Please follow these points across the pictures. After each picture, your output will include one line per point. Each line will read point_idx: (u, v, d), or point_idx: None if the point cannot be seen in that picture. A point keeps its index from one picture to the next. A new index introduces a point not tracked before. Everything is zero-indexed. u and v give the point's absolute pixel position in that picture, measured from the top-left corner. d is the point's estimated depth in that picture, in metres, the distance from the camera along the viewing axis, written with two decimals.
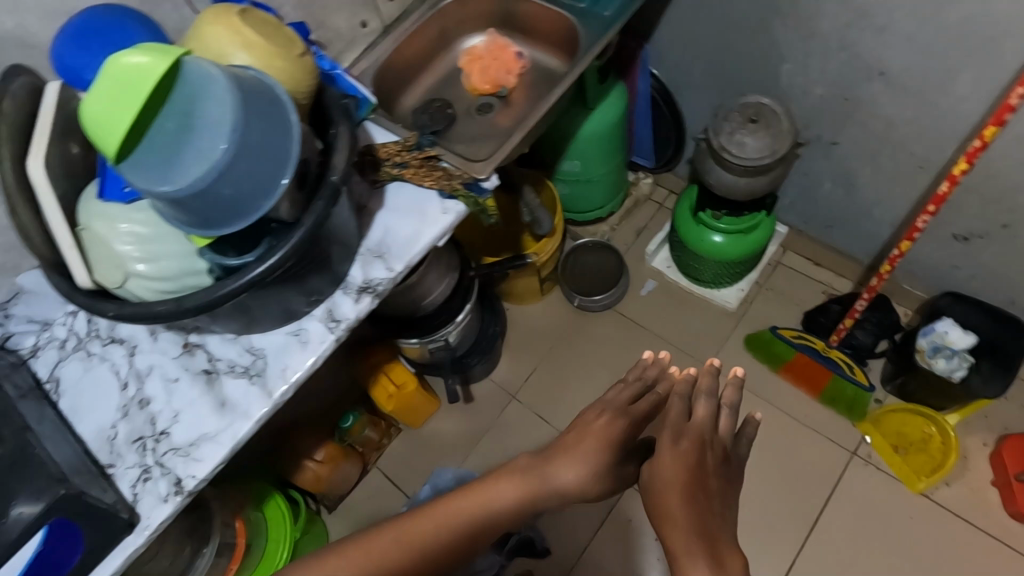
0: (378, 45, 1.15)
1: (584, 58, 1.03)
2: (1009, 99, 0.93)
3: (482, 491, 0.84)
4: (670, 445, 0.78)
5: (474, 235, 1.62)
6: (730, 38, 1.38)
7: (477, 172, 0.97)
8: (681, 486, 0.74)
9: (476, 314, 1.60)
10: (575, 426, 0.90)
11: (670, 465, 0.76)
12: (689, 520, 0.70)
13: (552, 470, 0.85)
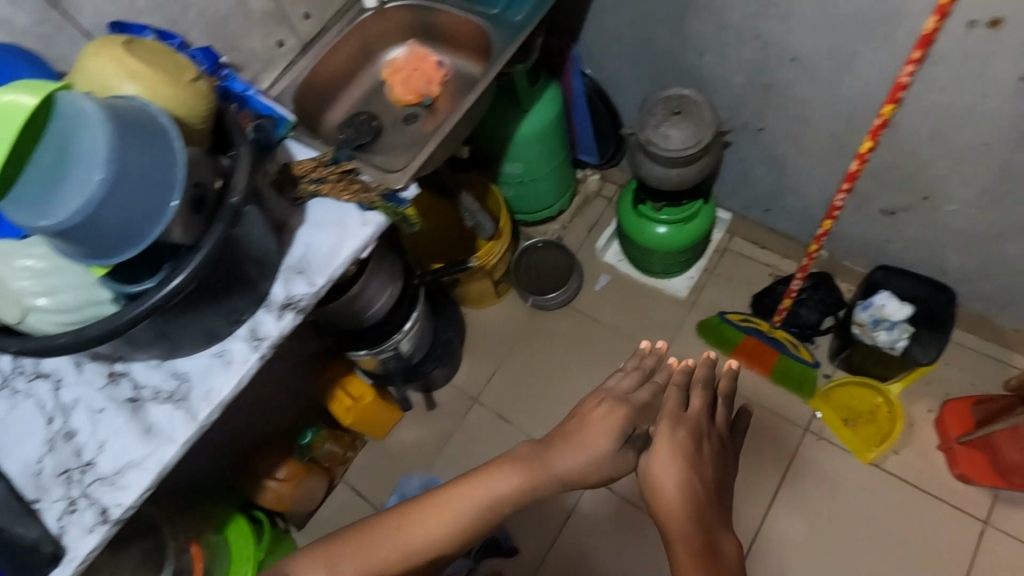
0: (297, 63, 1.16)
1: (495, 63, 1.06)
2: (900, 78, 0.95)
3: (484, 482, 0.90)
4: (673, 439, 0.89)
5: (422, 243, 1.64)
6: (651, 34, 1.41)
7: (393, 184, 0.98)
8: (680, 475, 0.86)
9: (428, 320, 1.62)
10: (581, 412, 0.95)
11: (670, 457, 0.87)
12: (688, 507, 0.84)
13: (557, 460, 0.90)
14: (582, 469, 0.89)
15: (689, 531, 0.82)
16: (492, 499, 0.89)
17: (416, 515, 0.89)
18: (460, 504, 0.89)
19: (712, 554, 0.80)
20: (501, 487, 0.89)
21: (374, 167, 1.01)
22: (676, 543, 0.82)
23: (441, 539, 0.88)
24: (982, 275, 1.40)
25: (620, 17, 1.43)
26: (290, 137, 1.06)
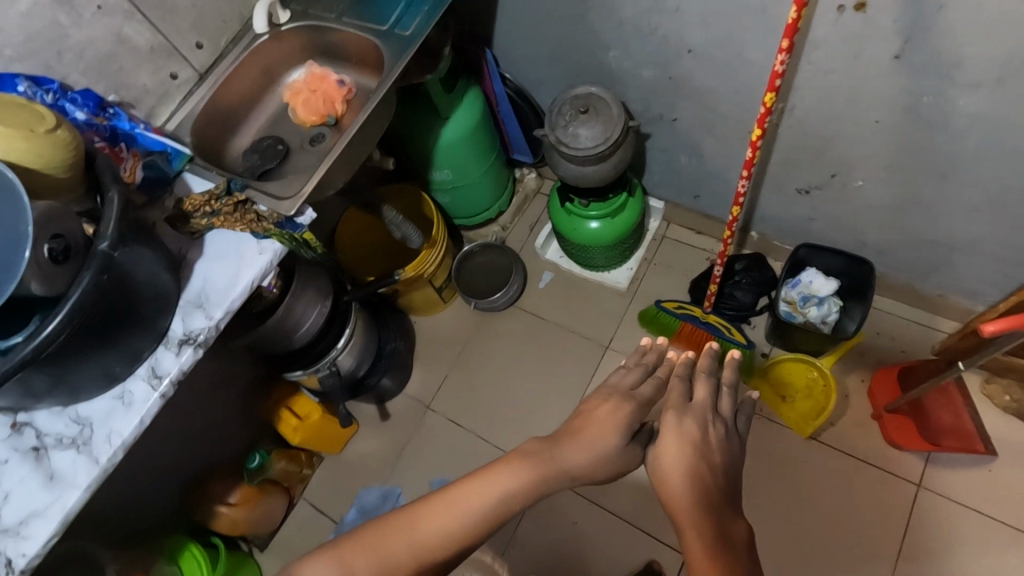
0: (194, 93, 1.16)
1: (384, 78, 1.08)
2: (776, 67, 0.97)
3: (494, 476, 0.83)
4: (680, 429, 0.84)
5: (359, 257, 1.66)
6: (559, 33, 1.42)
7: (284, 210, 0.97)
8: (689, 465, 0.80)
9: (368, 331, 1.63)
10: (585, 410, 0.89)
11: (678, 448, 0.82)
12: (699, 498, 0.78)
13: (564, 455, 0.83)
14: (592, 468, 0.83)
15: (702, 521, 0.76)
16: (498, 497, 0.82)
17: (424, 515, 0.83)
18: (466, 503, 0.82)
19: (729, 547, 0.74)
20: (507, 485, 0.82)
21: (268, 192, 1.00)
22: (688, 535, 0.75)
23: (457, 536, 0.81)
24: (899, 245, 1.43)
25: (526, 18, 1.44)
26: (186, 170, 1.05)
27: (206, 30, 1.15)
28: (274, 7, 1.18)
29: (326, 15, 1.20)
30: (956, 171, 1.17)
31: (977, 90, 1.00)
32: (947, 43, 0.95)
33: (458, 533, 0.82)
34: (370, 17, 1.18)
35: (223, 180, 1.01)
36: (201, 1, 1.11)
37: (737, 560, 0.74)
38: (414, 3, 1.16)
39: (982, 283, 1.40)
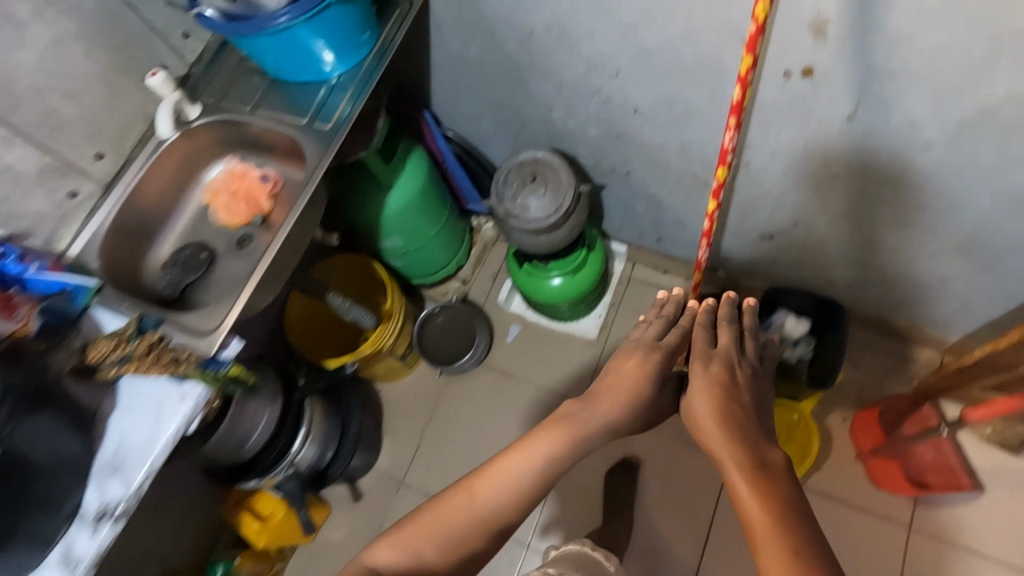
0: (100, 208, 1.05)
1: (306, 183, 0.99)
2: (725, 144, 0.91)
3: (540, 441, 0.83)
4: (706, 375, 0.87)
5: (312, 333, 1.57)
6: (496, 95, 1.34)
7: (213, 345, 0.90)
8: (715, 403, 0.83)
9: (331, 414, 1.49)
10: (615, 364, 0.94)
11: (700, 392, 0.85)
12: (731, 432, 0.78)
13: (598, 411, 0.87)
14: (626, 414, 0.88)
15: (737, 449, 0.75)
16: (548, 461, 0.82)
17: (485, 482, 0.81)
18: (518, 470, 0.81)
19: (765, 469, 0.72)
20: (555, 447, 0.83)
21: (185, 326, 0.92)
22: (725, 463, 0.75)
23: (513, 503, 0.81)
24: (865, 283, 1.38)
25: (460, 79, 1.35)
26: (94, 304, 0.95)
27: (106, 138, 1.04)
28: (181, 104, 1.07)
29: (241, 108, 1.11)
30: (918, 219, 1.12)
31: (933, 149, 0.95)
32: (900, 105, 0.90)
33: (519, 498, 0.81)
34: (289, 108, 1.09)
35: (134, 318, 0.91)
36: (95, 111, 1.01)
37: (780, 483, 0.70)
38: (334, 92, 1.09)
39: (953, 314, 1.35)
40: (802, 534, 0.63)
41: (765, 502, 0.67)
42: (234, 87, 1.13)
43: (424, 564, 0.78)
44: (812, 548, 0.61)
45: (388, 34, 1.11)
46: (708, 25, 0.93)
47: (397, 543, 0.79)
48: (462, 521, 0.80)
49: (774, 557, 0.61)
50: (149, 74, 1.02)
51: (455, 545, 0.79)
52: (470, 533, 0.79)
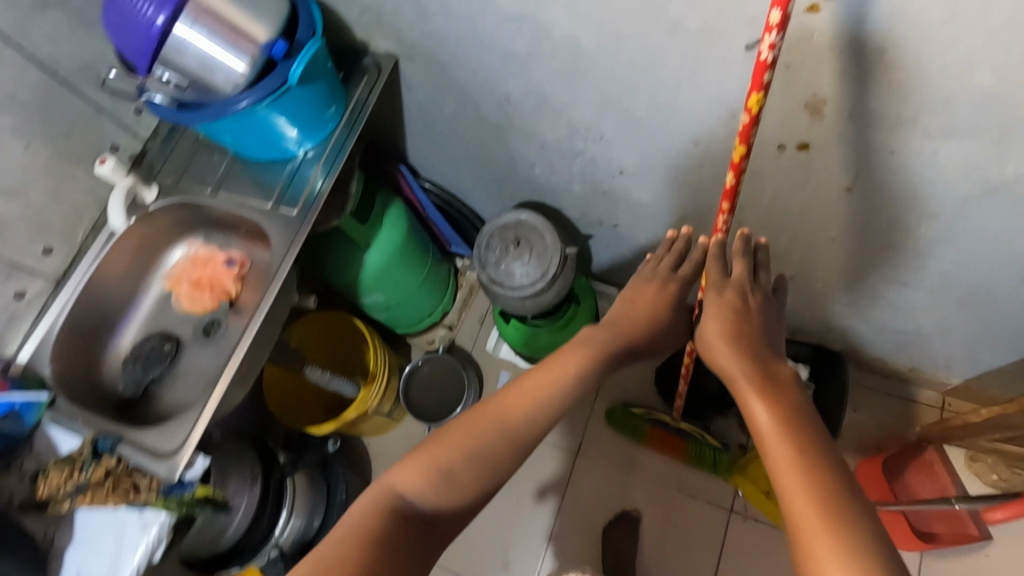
0: (51, 306, 0.98)
1: (273, 280, 0.93)
2: (718, 227, 0.85)
3: (561, 363, 0.81)
4: (718, 300, 0.80)
5: (292, 396, 1.46)
6: (475, 151, 1.27)
7: (177, 469, 0.82)
8: (728, 323, 0.77)
9: (319, 482, 1.36)
10: (625, 294, 0.90)
11: (711, 316, 0.79)
12: (742, 349, 0.75)
13: (612, 330, 0.85)
14: (639, 333, 0.85)
15: (748, 361, 0.73)
16: (569, 381, 0.79)
17: (509, 397, 0.77)
18: (543, 390, 0.78)
19: (774, 382, 0.71)
20: (577, 368, 0.80)
21: (144, 446, 0.84)
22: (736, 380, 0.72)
23: (539, 421, 0.77)
24: (864, 331, 1.33)
25: (435, 135, 1.28)
26: (47, 419, 0.88)
27: (55, 233, 0.97)
28: (135, 189, 0.99)
29: (201, 189, 1.04)
30: (920, 279, 1.07)
31: (937, 221, 0.90)
32: (903, 180, 0.85)
33: (543, 415, 0.77)
34: (255, 186, 1.04)
35: (86, 439, 0.84)
36: (40, 206, 0.94)
37: (789, 396, 0.69)
38: (299, 172, 1.03)
39: (955, 363, 1.30)
40: (817, 449, 0.63)
41: (780, 417, 0.66)
42: (194, 165, 1.06)
43: (451, 485, 0.72)
44: (827, 463, 0.61)
45: (361, 94, 1.07)
46: (696, 99, 0.86)
47: (416, 464, 0.72)
48: (487, 435, 0.74)
49: (790, 472, 0.61)
50: (98, 162, 0.94)
51: (483, 463, 0.73)
52: (496, 447, 0.74)
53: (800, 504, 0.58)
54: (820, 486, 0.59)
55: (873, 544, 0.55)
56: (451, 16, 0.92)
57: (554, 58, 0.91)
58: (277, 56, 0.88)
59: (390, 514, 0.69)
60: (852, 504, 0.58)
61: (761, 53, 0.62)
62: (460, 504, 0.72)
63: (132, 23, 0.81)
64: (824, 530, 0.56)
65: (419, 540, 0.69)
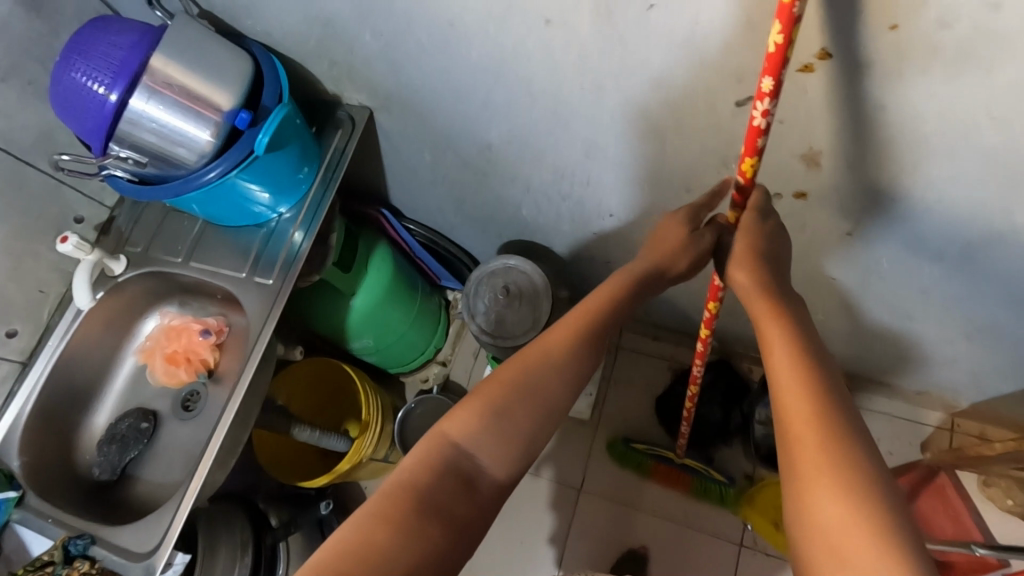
0: (16, 394, 0.93)
1: (252, 357, 0.89)
2: (715, 280, 0.84)
3: (595, 301, 0.76)
4: (757, 224, 0.73)
5: (285, 450, 1.39)
6: (458, 193, 1.22)
7: (154, 569, 0.80)
8: (752, 243, 0.73)
9: (309, 535, 1.31)
10: (657, 227, 0.82)
11: (739, 240, 0.74)
12: (763, 271, 0.71)
13: (639, 260, 0.80)
14: (680, 262, 0.78)
15: (760, 278, 0.70)
16: (604, 314, 0.75)
17: (548, 335, 0.74)
18: (580, 329, 0.74)
19: (789, 310, 0.68)
20: (612, 298, 0.76)
21: (119, 548, 0.82)
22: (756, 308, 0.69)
23: (576, 360, 0.72)
24: (869, 363, 1.26)
25: (416, 178, 1.23)
26: (14, 517, 0.86)
27: (17, 313, 0.93)
28: (102, 263, 0.95)
29: (171, 258, 0.99)
30: (925, 316, 1.01)
31: (941, 263, 0.85)
32: (910, 223, 0.79)
33: (587, 357, 0.73)
34: (230, 252, 0.99)
35: (57, 544, 0.82)
36: None
37: (803, 326, 0.66)
38: (276, 234, 0.99)
39: (965, 390, 1.23)
40: (823, 370, 0.61)
41: (789, 335, 0.64)
42: (164, 231, 1.02)
43: (491, 430, 0.66)
44: (832, 381, 0.59)
45: (337, 144, 1.03)
46: (686, 148, 0.82)
47: (465, 410, 0.67)
48: (529, 371, 0.70)
49: (795, 391, 0.58)
50: (59, 239, 0.88)
51: (532, 398, 0.69)
52: (535, 384, 0.69)
53: (799, 417, 0.57)
54: (821, 401, 0.57)
55: (869, 460, 0.53)
56: (422, 68, 0.88)
57: (534, 108, 0.86)
58: (242, 125, 0.82)
59: (431, 469, 0.63)
60: (851, 421, 0.56)
61: (753, 117, 0.59)
62: (501, 450, 0.66)
63: (84, 102, 0.76)
64: (821, 442, 0.54)
65: (462, 494, 0.63)
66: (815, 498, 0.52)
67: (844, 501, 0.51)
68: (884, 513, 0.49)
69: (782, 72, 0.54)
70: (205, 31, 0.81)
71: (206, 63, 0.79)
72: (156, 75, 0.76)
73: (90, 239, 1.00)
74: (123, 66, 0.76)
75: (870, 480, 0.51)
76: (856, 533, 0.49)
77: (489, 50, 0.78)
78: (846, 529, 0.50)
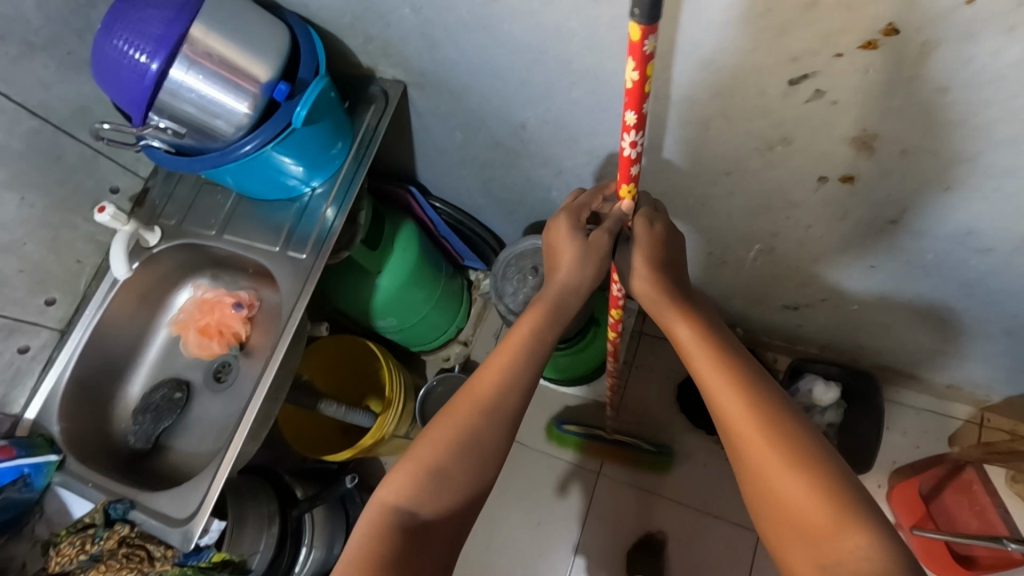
0: (54, 361, 0.95)
1: (281, 347, 0.90)
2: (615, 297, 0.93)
3: (514, 336, 0.74)
4: (648, 231, 0.76)
5: (308, 424, 1.40)
6: (487, 173, 1.20)
7: (192, 535, 0.82)
8: (650, 252, 0.76)
9: (333, 511, 1.32)
10: (549, 238, 0.80)
11: (635, 253, 0.76)
12: (660, 275, 0.76)
13: (549, 288, 0.77)
14: (584, 277, 0.76)
15: (660, 284, 0.76)
16: (533, 338, 0.74)
17: (475, 380, 0.71)
18: (505, 367, 0.71)
19: (700, 314, 0.73)
20: (530, 330, 0.74)
21: (158, 513, 0.85)
22: (670, 316, 0.73)
23: (510, 396, 0.70)
24: (902, 356, 1.24)
25: (445, 157, 1.22)
26: (55, 480, 0.88)
27: (56, 282, 0.95)
28: (138, 233, 0.96)
29: (205, 231, 1.00)
30: (965, 309, 0.98)
31: (992, 253, 0.82)
32: (960, 211, 0.76)
33: (519, 388, 0.70)
34: (262, 227, 0.99)
35: (100, 505, 0.85)
36: (37, 257, 0.92)
37: (714, 328, 0.71)
38: (306, 212, 0.99)
39: (999, 385, 1.20)
40: (738, 361, 0.66)
41: (700, 336, 0.70)
42: (197, 205, 1.02)
43: (443, 481, 0.64)
44: (751, 370, 0.65)
45: (370, 122, 1.02)
46: (730, 132, 0.79)
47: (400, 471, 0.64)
48: (464, 425, 0.67)
49: (725, 389, 0.63)
50: (97, 210, 0.89)
51: (470, 449, 0.66)
52: (479, 422, 0.67)
53: (729, 407, 0.62)
54: (746, 390, 0.62)
55: (802, 433, 0.59)
56: (460, 46, 0.86)
57: (573, 89, 0.84)
58: (279, 97, 0.82)
59: (390, 534, 0.60)
60: (772, 399, 0.62)
61: (622, 148, 0.66)
62: (457, 496, 0.64)
63: (123, 73, 0.76)
64: (751, 424, 0.60)
65: (434, 545, 0.62)
66: (765, 480, 0.58)
67: (790, 473, 0.56)
68: (828, 478, 0.55)
69: (640, 107, 0.60)
70: (246, 5, 0.81)
71: (245, 33, 0.78)
72: (195, 44, 0.75)
73: (125, 211, 1.01)
74: (162, 38, 0.75)
75: (810, 456, 0.57)
76: (811, 505, 0.55)
77: (530, 27, 0.76)
78: (799, 496, 0.55)
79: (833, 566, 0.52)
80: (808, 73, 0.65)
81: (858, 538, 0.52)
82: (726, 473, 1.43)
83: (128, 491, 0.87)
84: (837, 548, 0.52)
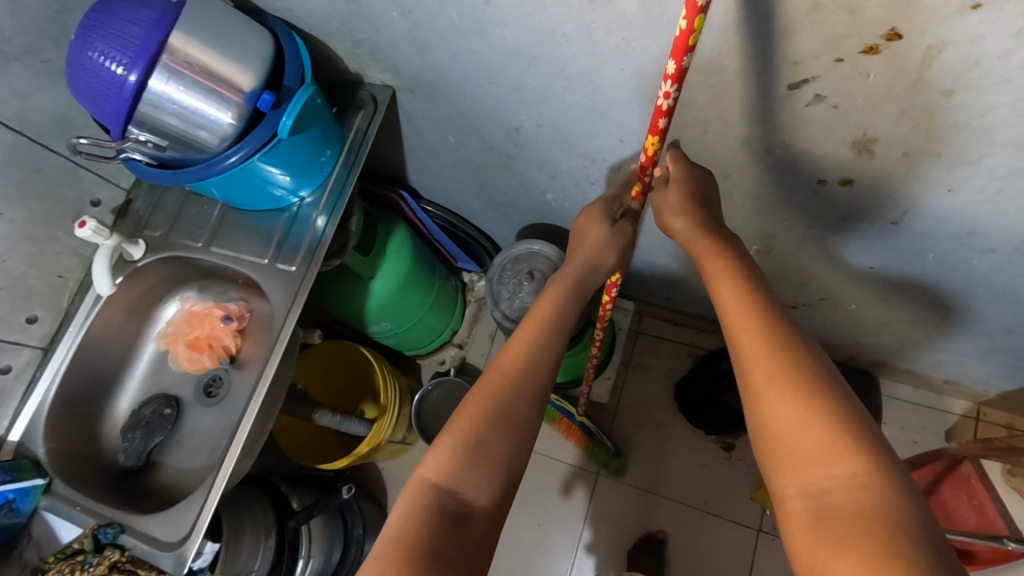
0: (38, 379, 0.93)
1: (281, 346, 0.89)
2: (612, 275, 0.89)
3: (540, 312, 0.72)
4: (685, 171, 0.75)
5: (303, 432, 1.39)
6: (480, 175, 1.18)
7: (185, 559, 0.81)
8: (685, 194, 0.73)
9: (331, 521, 1.30)
10: (577, 225, 0.83)
11: (672, 189, 0.74)
12: (701, 217, 0.72)
13: (572, 266, 0.78)
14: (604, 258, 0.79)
15: (695, 222, 0.71)
16: (558, 312, 0.72)
17: (501, 356, 0.68)
18: (536, 336, 0.69)
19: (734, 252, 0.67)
20: (553, 306, 0.73)
21: (150, 537, 0.83)
22: (704, 253, 0.68)
23: (541, 366, 0.67)
24: (900, 354, 1.23)
25: (437, 161, 1.19)
26: (42, 502, 0.87)
27: (37, 299, 0.93)
28: (121, 247, 0.93)
29: (192, 242, 0.97)
30: (964, 308, 0.97)
31: (994, 254, 0.81)
32: (960, 213, 0.75)
33: (546, 360, 0.68)
34: (252, 237, 0.97)
35: (89, 529, 0.83)
36: (17, 274, 0.89)
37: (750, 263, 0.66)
38: (300, 217, 0.96)
39: (995, 381, 1.20)
40: (765, 295, 0.61)
41: (732, 269, 0.64)
42: (184, 216, 0.99)
43: (484, 455, 0.60)
44: (775, 307, 0.59)
45: (359, 126, 1.00)
46: (728, 135, 0.78)
47: (438, 446, 0.60)
48: (496, 397, 0.63)
49: (747, 323, 0.58)
50: (78, 224, 0.86)
51: (508, 422, 0.62)
52: (506, 395, 0.63)
53: (746, 341, 0.57)
54: (770, 325, 0.57)
55: (817, 365, 0.54)
56: (451, 50, 0.84)
57: (569, 93, 0.82)
58: (264, 107, 0.79)
59: (427, 515, 0.56)
60: (796, 335, 0.56)
61: (658, 99, 0.63)
62: (494, 473, 0.60)
63: (103, 83, 0.72)
64: (769, 357, 0.54)
65: (477, 531, 0.57)
66: (769, 414, 0.52)
67: (794, 404, 0.51)
68: (834, 408, 0.50)
69: (685, 58, 0.57)
70: (228, 12, 0.78)
71: (228, 42, 0.76)
72: (175, 54, 0.72)
73: (108, 224, 0.99)
74: (142, 46, 0.72)
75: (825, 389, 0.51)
76: (809, 430, 0.50)
77: (524, 31, 0.74)
78: (796, 428, 0.50)
79: (822, 496, 0.47)
80: (808, 78, 0.64)
81: (856, 467, 0.47)
82: (723, 471, 1.43)
83: (120, 515, 0.86)
84: (830, 476, 0.47)
